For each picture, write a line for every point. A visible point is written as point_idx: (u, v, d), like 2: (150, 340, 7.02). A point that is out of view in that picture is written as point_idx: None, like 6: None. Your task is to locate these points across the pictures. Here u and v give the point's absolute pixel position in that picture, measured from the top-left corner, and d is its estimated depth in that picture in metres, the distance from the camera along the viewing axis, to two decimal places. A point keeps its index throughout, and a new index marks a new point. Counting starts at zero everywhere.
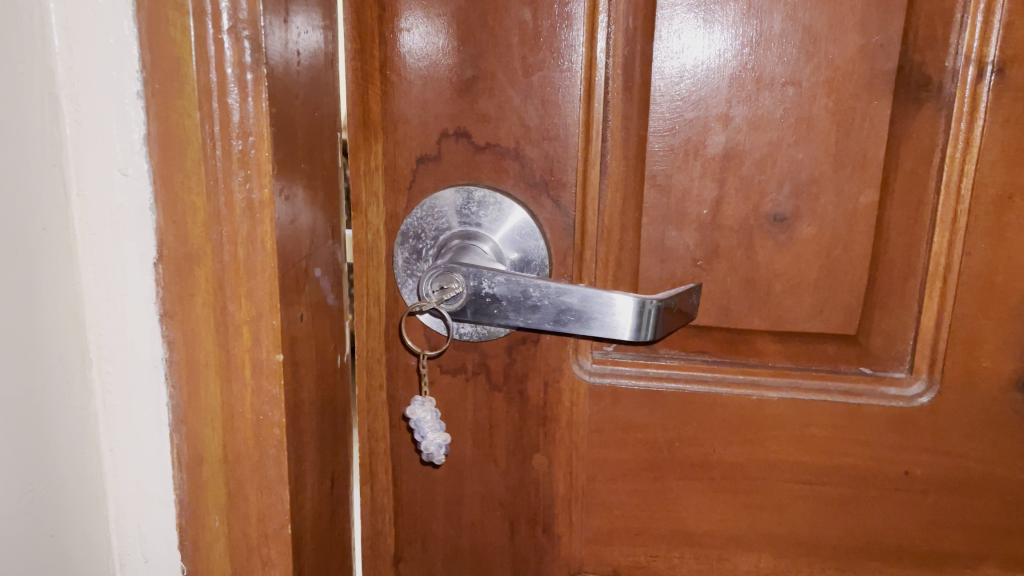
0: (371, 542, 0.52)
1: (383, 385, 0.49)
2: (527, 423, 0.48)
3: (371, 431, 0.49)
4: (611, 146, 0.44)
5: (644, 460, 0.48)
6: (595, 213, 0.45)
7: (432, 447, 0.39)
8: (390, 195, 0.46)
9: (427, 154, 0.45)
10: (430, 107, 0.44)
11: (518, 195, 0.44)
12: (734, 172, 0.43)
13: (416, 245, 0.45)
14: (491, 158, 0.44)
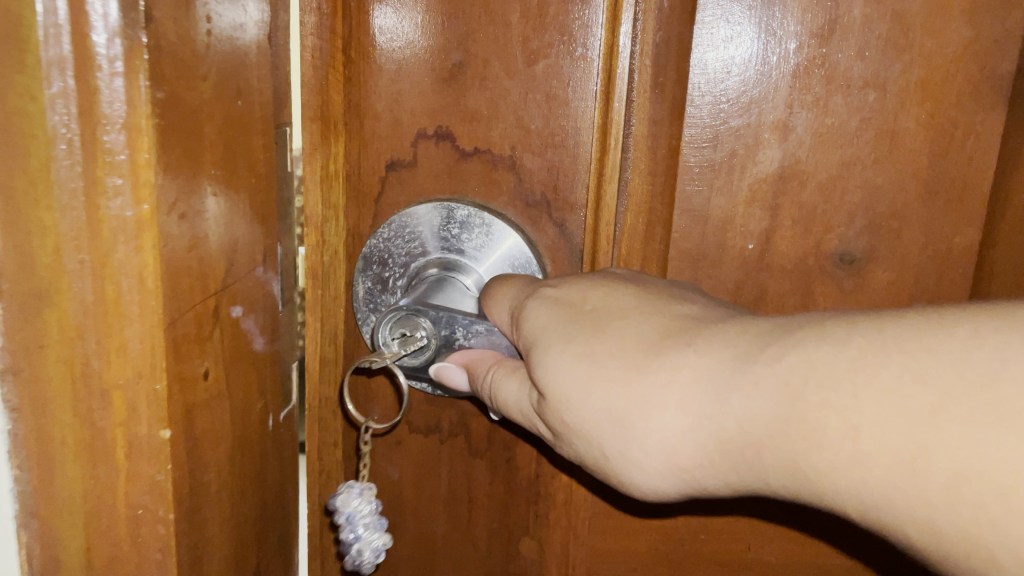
0: None
1: (338, 443, 0.39)
2: (514, 499, 0.38)
3: (322, 500, 0.40)
4: (633, 158, 0.34)
5: (660, 554, 0.38)
6: (610, 243, 0.35)
7: (365, 550, 0.32)
8: (351, 210, 0.36)
9: (398, 159, 0.35)
10: (403, 101, 0.34)
11: (513, 216, 0.35)
12: (789, 201, 0.33)
13: (384, 274, 0.36)
14: (481, 167, 0.34)
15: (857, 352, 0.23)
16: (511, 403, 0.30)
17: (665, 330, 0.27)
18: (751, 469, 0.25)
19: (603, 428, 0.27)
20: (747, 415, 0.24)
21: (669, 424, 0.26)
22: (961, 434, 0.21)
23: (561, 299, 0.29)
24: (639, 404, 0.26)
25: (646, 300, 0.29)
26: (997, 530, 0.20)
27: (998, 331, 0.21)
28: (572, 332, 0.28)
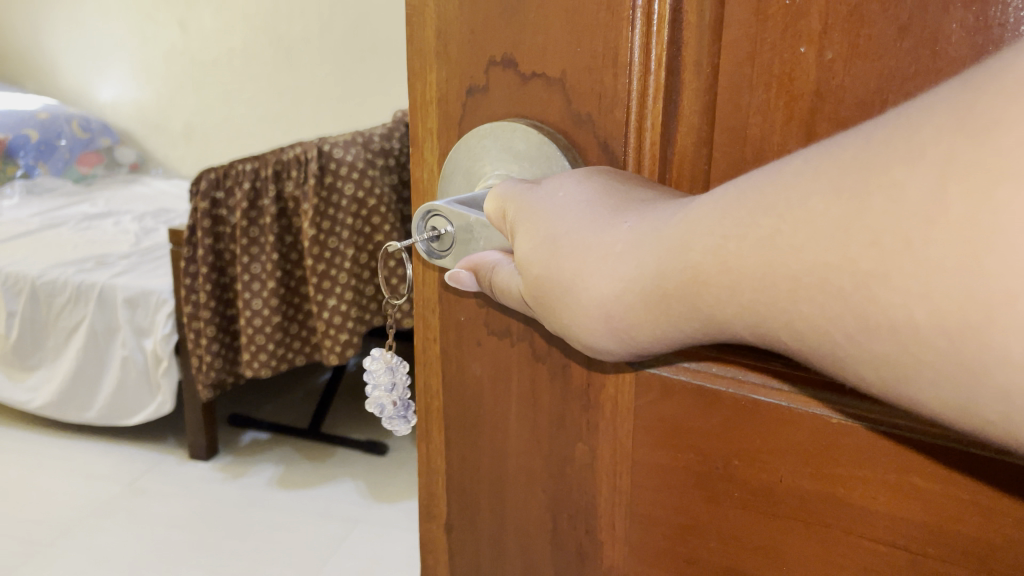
0: (427, 502, 0.50)
1: (437, 338, 0.46)
2: (570, 403, 0.42)
3: (428, 387, 0.48)
4: (682, 81, 0.36)
5: (694, 474, 0.39)
6: (658, 163, 0.37)
7: (380, 399, 0.49)
8: (443, 131, 0.41)
9: (475, 85, 0.39)
10: (477, 30, 0.38)
11: (564, 138, 0.38)
12: (825, 118, 0.33)
13: (460, 186, 0.42)
14: (538, 90, 0.37)
15: (728, 210, 0.29)
16: (510, 292, 0.39)
17: (609, 213, 0.35)
18: (669, 317, 0.32)
19: (557, 295, 0.36)
20: (660, 271, 0.32)
21: (605, 291, 0.33)
22: (792, 245, 0.27)
23: (536, 192, 0.37)
24: (582, 273, 0.34)
25: (602, 186, 0.36)
26: (831, 315, 0.26)
27: (830, 158, 0.26)
28: (539, 221, 0.36)
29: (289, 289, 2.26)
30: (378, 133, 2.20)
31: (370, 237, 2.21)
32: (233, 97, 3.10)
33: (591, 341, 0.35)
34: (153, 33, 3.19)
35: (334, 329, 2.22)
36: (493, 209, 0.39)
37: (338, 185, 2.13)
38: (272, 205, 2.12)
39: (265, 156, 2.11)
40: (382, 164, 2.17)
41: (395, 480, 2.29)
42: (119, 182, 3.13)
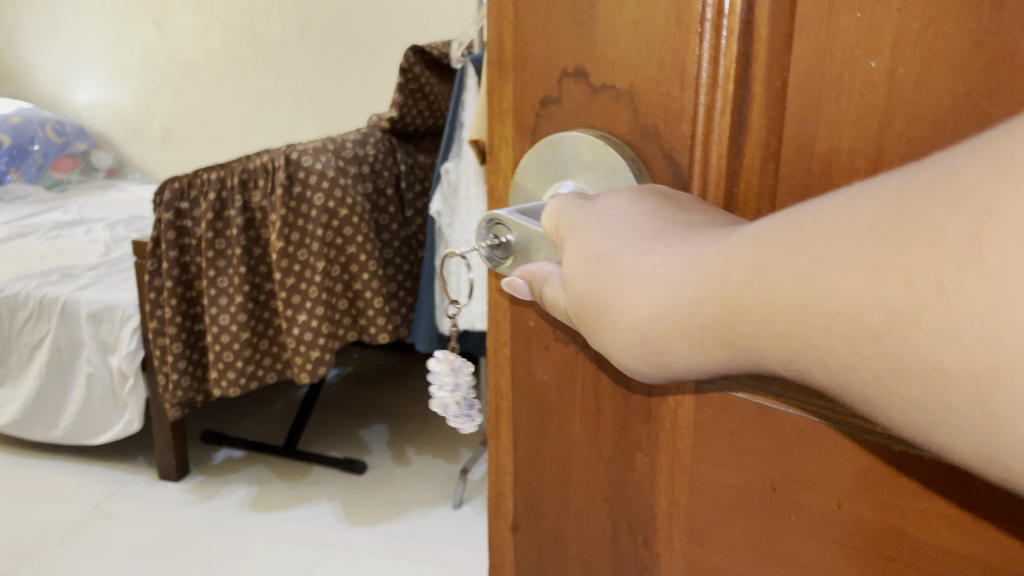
0: (494, 500, 0.52)
1: (507, 341, 0.49)
2: (631, 415, 0.43)
3: (498, 388, 0.50)
4: (752, 95, 0.36)
5: (753, 491, 0.39)
6: (727, 180, 0.38)
7: (440, 398, 0.51)
8: (516, 138, 0.43)
9: (549, 96, 0.41)
10: (551, 39, 0.39)
11: (630, 150, 0.39)
12: (888, 156, 0.33)
13: (528, 195, 0.44)
14: (607, 102, 0.39)
15: (772, 238, 0.30)
16: (557, 302, 0.40)
17: (655, 233, 0.36)
18: (698, 343, 0.33)
19: (598, 311, 0.37)
20: (694, 302, 0.33)
21: (639, 311, 0.35)
22: (822, 281, 0.27)
23: (587, 209, 0.39)
24: (620, 291, 0.36)
25: (650, 207, 0.37)
26: (862, 358, 0.26)
27: (868, 193, 0.27)
28: (585, 238, 0.38)
29: (257, 304, 2.21)
30: (349, 140, 2.23)
31: (341, 248, 2.19)
32: (210, 100, 3.38)
33: (626, 358, 0.36)
34: (135, 38, 3.52)
35: (304, 346, 2.16)
36: (549, 221, 0.40)
37: (307, 195, 2.10)
38: (239, 215, 2.08)
39: (230, 165, 2.08)
40: (354, 171, 2.20)
41: (372, 502, 2.29)
42: (95, 188, 3.46)
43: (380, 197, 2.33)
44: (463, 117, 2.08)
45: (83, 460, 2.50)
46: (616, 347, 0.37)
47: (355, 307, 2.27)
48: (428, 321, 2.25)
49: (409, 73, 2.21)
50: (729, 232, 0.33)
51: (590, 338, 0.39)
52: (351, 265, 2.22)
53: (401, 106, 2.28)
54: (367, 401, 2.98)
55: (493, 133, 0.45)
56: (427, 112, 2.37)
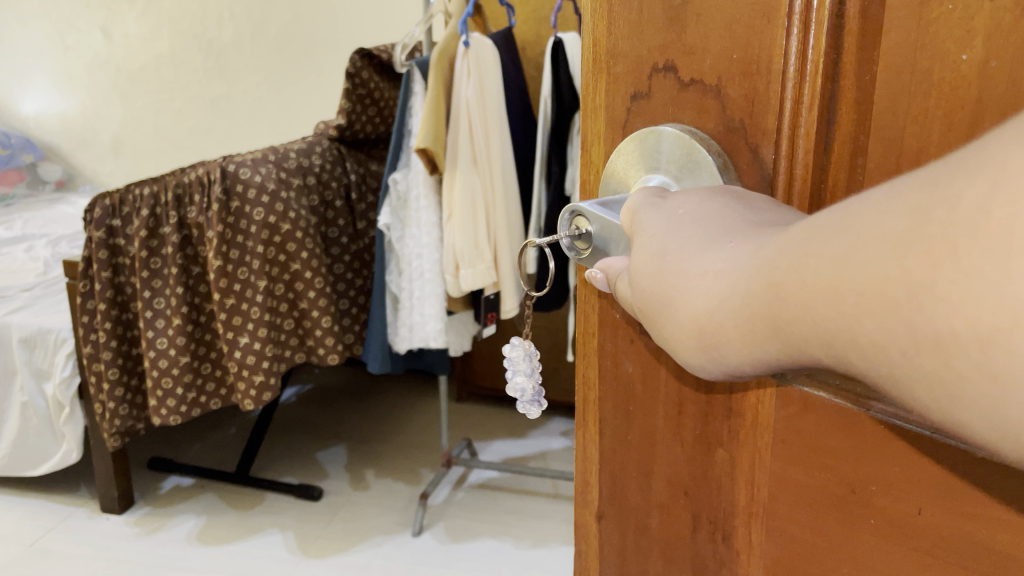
0: (581, 489, 0.53)
1: (596, 331, 0.49)
2: (713, 411, 0.43)
3: (585, 378, 0.51)
4: (841, 89, 0.36)
5: (834, 491, 0.38)
6: (813, 174, 0.38)
7: (516, 383, 0.55)
8: (609, 134, 0.45)
9: (639, 91, 0.43)
10: (643, 33, 0.41)
11: (716, 144, 0.39)
12: (983, 128, 0.31)
13: (618, 189, 0.45)
14: (695, 95, 0.40)
15: (821, 222, 0.28)
16: (625, 294, 0.40)
17: (722, 230, 0.36)
18: (751, 335, 0.32)
19: (658, 304, 0.37)
20: (745, 294, 0.32)
21: (696, 307, 0.34)
22: (856, 258, 0.26)
23: (659, 207, 0.40)
24: (674, 286, 0.36)
25: (721, 204, 0.37)
26: (895, 344, 0.25)
27: (913, 184, 0.25)
28: (652, 235, 0.38)
29: (196, 326, 2.12)
30: (292, 151, 2.17)
31: (284, 265, 2.11)
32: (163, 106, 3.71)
33: (681, 352, 0.36)
34: (79, 43, 3.83)
35: (247, 371, 2.05)
36: (627, 215, 0.41)
37: (246, 210, 2.02)
38: (174, 232, 1.99)
39: (164, 179, 1.99)
40: (297, 183, 2.14)
41: (327, 531, 2.33)
42: (42, 205, 3.72)
43: (329, 211, 2.30)
44: (411, 123, 2.01)
45: (35, 496, 2.58)
46: (673, 340, 0.36)
47: (302, 327, 2.19)
48: (379, 342, 2.17)
49: (356, 78, 2.17)
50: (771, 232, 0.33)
51: (651, 330, 0.38)
52: (296, 283, 2.14)
53: (349, 113, 2.24)
54: (329, 429, 3.02)
55: (584, 129, 0.47)
56: (378, 119, 2.35)
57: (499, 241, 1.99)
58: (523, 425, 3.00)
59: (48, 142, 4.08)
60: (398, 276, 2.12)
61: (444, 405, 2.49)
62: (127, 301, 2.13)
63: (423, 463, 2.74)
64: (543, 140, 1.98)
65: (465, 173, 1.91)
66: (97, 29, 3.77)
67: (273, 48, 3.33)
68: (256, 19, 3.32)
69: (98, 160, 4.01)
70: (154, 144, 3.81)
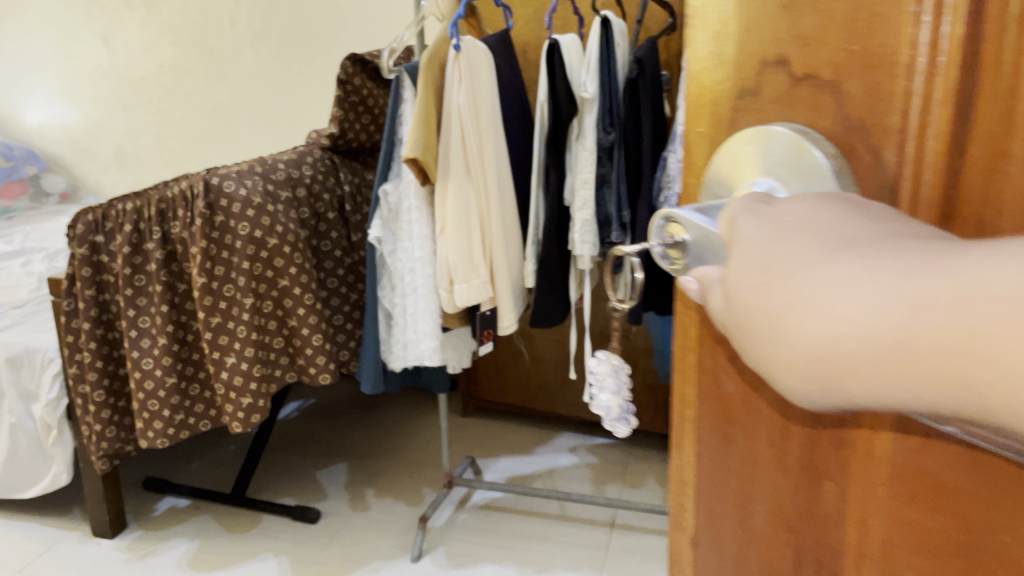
0: (676, 512, 0.50)
1: (692, 345, 0.46)
2: (820, 439, 0.39)
3: (681, 396, 0.48)
4: (981, 82, 0.32)
5: (960, 543, 0.34)
6: (948, 181, 0.34)
7: (604, 395, 0.59)
8: (711, 134, 0.43)
9: (746, 87, 0.41)
10: (754, 28, 0.40)
11: (830, 146, 0.37)
12: None
13: (721, 191, 0.42)
14: (807, 91, 0.38)
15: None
16: (720, 311, 0.38)
17: (842, 246, 0.33)
18: (896, 370, 0.29)
19: (762, 323, 0.34)
20: (900, 325, 0.29)
21: (817, 332, 0.32)
22: None
23: (762, 215, 0.37)
24: (788, 308, 0.33)
25: (838, 216, 0.34)
26: None
27: None
28: (755, 247, 0.36)
29: (182, 344, 2.12)
30: (281, 162, 2.14)
31: (271, 281, 2.08)
32: (166, 116, 3.73)
33: (789, 382, 0.33)
34: (82, 53, 3.87)
35: (234, 393, 2.06)
36: (725, 223, 0.39)
37: (231, 225, 2.00)
38: (158, 248, 2.00)
39: (147, 195, 2.01)
40: (284, 197, 2.09)
41: (323, 557, 2.27)
42: (41, 218, 3.75)
43: (320, 223, 2.26)
44: (401, 131, 1.96)
45: (28, 516, 2.54)
46: (780, 367, 0.34)
47: (292, 346, 2.16)
48: (372, 359, 2.12)
49: (348, 84, 2.13)
50: (932, 246, 0.30)
51: (749, 351, 0.36)
52: (284, 300, 2.10)
53: (342, 121, 2.19)
54: (328, 444, 2.95)
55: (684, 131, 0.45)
56: (372, 125, 2.30)
57: (495, 255, 1.95)
58: (530, 441, 2.94)
59: (52, 154, 4.14)
60: (391, 292, 2.08)
61: (445, 423, 2.43)
62: (114, 320, 2.14)
63: (425, 481, 2.68)
64: (540, 147, 1.93)
65: (459, 183, 1.87)
66: (99, 39, 3.80)
67: (273, 54, 3.32)
68: (256, 26, 3.31)
69: (103, 170, 4.08)
70: (156, 154, 3.84)
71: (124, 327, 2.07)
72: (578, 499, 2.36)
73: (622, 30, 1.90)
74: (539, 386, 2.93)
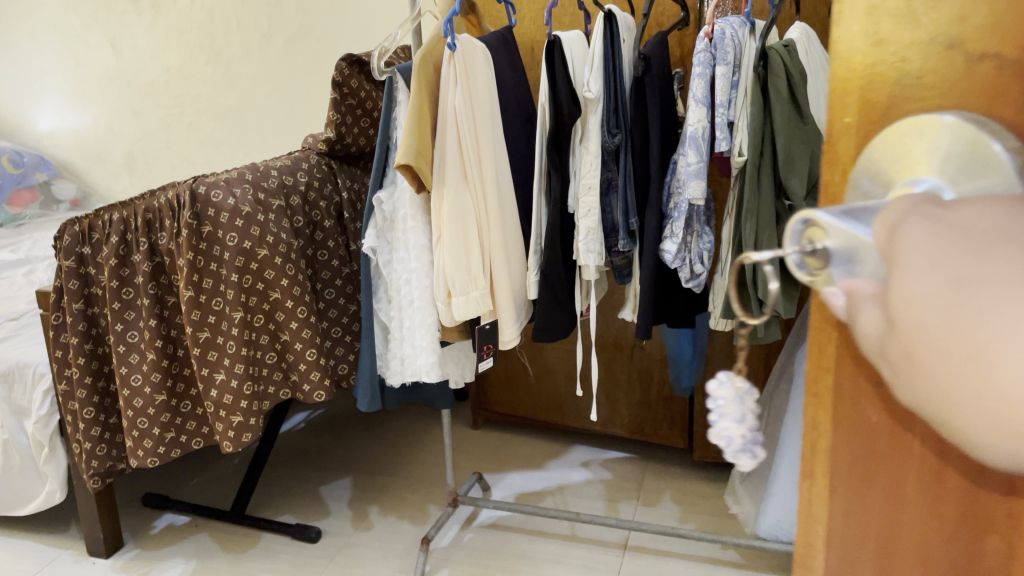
0: (803, 529, 0.54)
1: (829, 373, 0.49)
2: (983, 487, 0.41)
3: (812, 425, 0.51)
4: None
5: None
6: None
7: (724, 421, 0.56)
8: (859, 122, 0.44)
9: (910, 72, 0.41)
10: (921, 18, 0.40)
11: (1014, 137, 0.37)
12: None
13: (872, 186, 0.44)
14: (989, 70, 0.38)
15: None
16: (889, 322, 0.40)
17: None
18: None
19: (955, 354, 0.35)
20: None
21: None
22: None
23: (938, 226, 0.38)
24: (992, 341, 0.34)
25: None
26: None
27: None
28: (934, 272, 0.37)
29: (172, 360, 2.03)
30: (274, 168, 2.05)
31: (262, 294, 1.99)
32: (174, 121, 3.65)
33: (991, 411, 0.35)
34: (88, 57, 3.79)
35: (225, 411, 1.98)
36: (884, 233, 0.41)
37: (219, 235, 1.92)
38: (144, 260, 1.91)
39: (133, 204, 1.92)
40: (276, 205, 1.99)
41: None
42: (48, 226, 3.69)
43: (316, 231, 2.16)
44: (395, 135, 1.85)
45: (23, 535, 2.46)
46: (978, 396, 0.35)
47: (285, 361, 2.07)
48: (368, 375, 2.02)
49: (345, 86, 2.02)
50: None
51: (936, 378, 0.37)
52: (276, 313, 2.01)
53: (339, 125, 2.08)
54: (332, 458, 2.85)
55: (829, 118, 0.46)
56: (371, 128, 2.20)
57: (495, 266, 1.83)
58: (540, 454, 2.82)
59: (62, 160, 4.08)
60: (387, 305, 1.99)
61: (449, 440, 2.32)
62: (103, 334, 2.06)
63: (432, 498, 2.58)
64: (541, 151, 1.79)
65: (455, 190, 1.76)
66: (105, 42, 3.72)
67: (281, 55, 3.24)
68: (262, 28, 3.24)
69: (112, 176, 4.00)
70: (164, 159, 3.77)
71: (112, 342, 1.99)
72: (588, 520, 2.25)
73: (627, 24, 1.76)
74: (550, 397, 2.81)
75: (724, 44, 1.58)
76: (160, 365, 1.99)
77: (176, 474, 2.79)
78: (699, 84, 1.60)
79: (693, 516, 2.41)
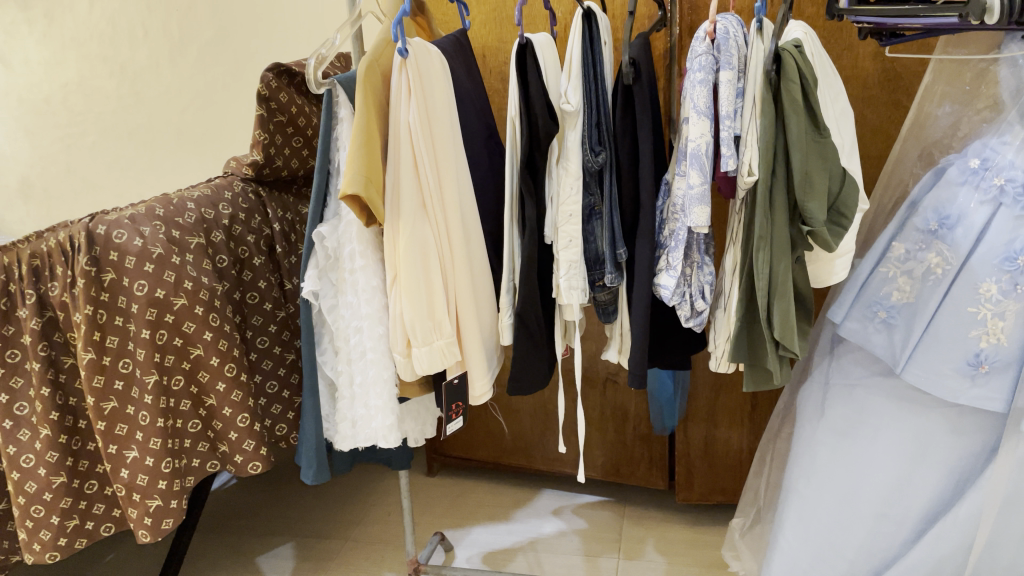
0: None
1: None
2: None
3: None
4: None
5: None
6: None
7: None
8: None
9: None
10: None
11: None
12: None
13: None
14: None
15: None
16: None
17: None
18: None
19: None
20: None
21: None
22: None
23: None
24: None
25: None
26: None
27: None
28: None
29: (71, 434, 1.68)
30: (191, 200, 1.74)
31: (181, 351, 1.68)
32: (76, 142, 3.23)
33: None
34: None
35: (139, 495, 1.64)
36: None
37: (124, 283, 1.59)
38: (32, 316, 1.56)
39: (16, 247, 1.57)
40: (194, 244, 1.69)
41: None
42: None
43: (244, 270, 1.85)
44: (339, 159, 1.57)
45: None
46: None
47: (212, 429, 1.76)
48: (312, 441, 1.71)
49: (273, 101, 1.70)
50: None
51: None
52: (198, 373, 1.70)
53: (268, 146, 1.77)
54: (272, 522, 2.51)
55: None
56: (305, 149, 1.89)
57: (462, 310, 1.57)
58: (506, 504, 2.54)
59: None
60: (334, 357, 1.69)
61: (406, 505, 2.02)
62: None
63: (389, 565, 2.28)
64: (512, 173, 1.52)
65: (412, 222, 1.47)
66: None
67: (195, 68, 2.89)
68: (174, 37, 2.89)
69: (6, 206, 3.51)
70: (67, 185, 3.33)
71: None
72: None
73: (607, 26, 1.52)
74: (514, 440, 2.54)
75: (729, 45, 1.36)
76: (58, 443, 1.63)
77: (90, 556, 2.40)
78: (700, 93, 1.37)
79: (682, 569, 2.18)
